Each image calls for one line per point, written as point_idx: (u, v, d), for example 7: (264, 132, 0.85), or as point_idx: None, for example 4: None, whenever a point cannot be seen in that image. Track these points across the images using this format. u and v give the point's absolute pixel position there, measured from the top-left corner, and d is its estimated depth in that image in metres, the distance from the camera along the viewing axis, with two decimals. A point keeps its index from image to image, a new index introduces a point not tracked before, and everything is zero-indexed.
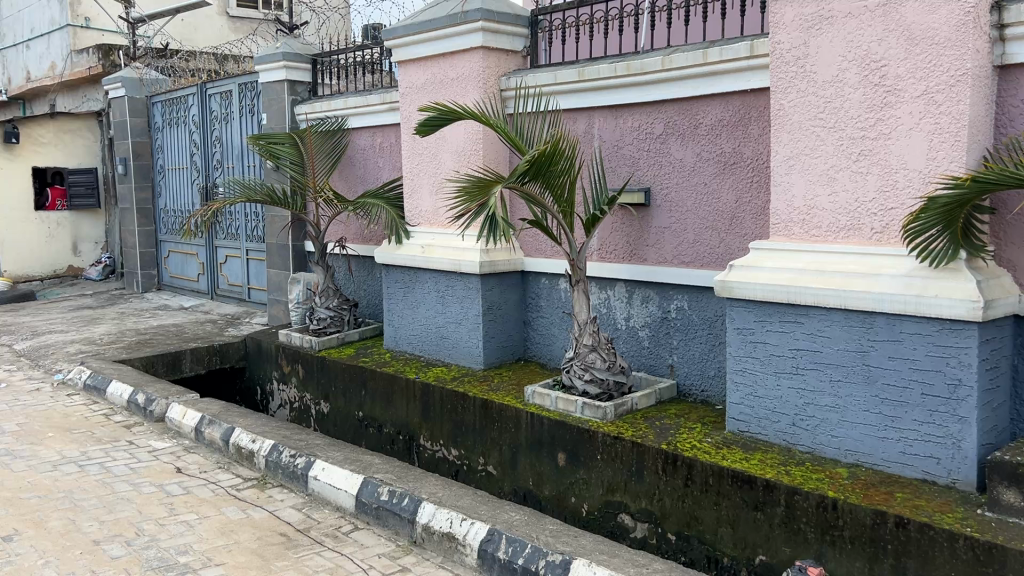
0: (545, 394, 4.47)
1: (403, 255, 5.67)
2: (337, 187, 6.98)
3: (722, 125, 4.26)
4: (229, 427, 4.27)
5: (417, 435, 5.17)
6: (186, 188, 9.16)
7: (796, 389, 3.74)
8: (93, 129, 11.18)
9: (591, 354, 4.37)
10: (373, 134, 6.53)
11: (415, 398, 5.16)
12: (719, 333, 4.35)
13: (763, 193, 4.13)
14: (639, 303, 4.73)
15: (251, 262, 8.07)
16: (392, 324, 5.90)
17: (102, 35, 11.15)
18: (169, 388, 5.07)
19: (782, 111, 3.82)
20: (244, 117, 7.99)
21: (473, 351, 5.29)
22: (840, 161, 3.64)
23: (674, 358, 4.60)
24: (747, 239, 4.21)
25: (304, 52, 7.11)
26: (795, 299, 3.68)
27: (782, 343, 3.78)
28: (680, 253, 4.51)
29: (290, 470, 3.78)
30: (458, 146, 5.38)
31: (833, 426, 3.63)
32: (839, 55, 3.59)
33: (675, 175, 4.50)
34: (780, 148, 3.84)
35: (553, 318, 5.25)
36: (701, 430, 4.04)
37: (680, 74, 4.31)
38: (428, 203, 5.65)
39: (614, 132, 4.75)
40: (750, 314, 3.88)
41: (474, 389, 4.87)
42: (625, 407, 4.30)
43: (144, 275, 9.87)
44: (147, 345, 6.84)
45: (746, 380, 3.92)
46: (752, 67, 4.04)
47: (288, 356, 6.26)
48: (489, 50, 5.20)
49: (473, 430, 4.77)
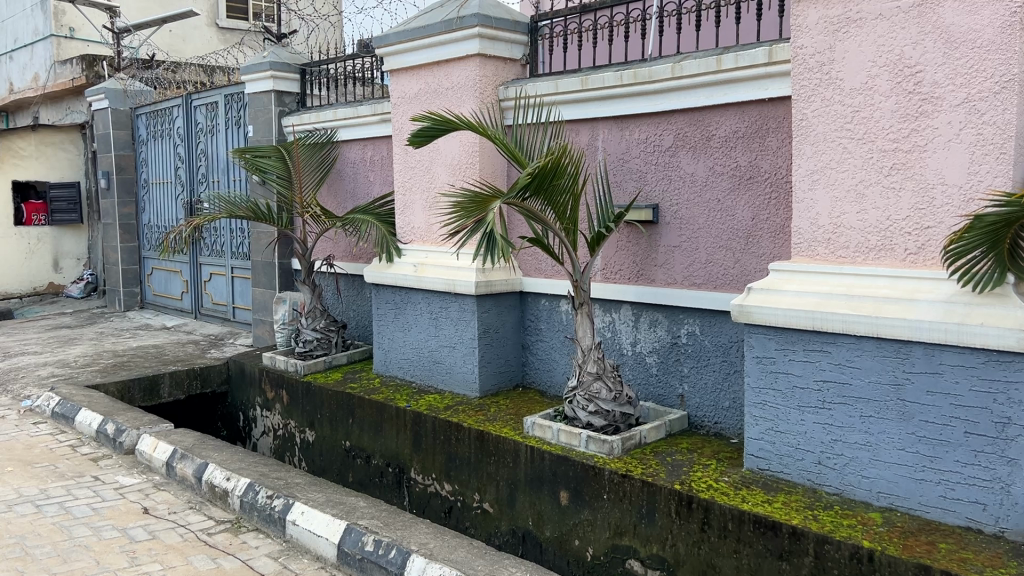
0: (547, 427, 4.14)
1: (394, 274, 5.34)
2: (325, 203, 6.65)
3: (737, 137, 3.96)
4: (202, 463, 3.92)
5: (407, 468, 4.83)
6: (170, 204, 8.83)
7: (822, 425, 3.42)
8: (77, 142, 10.85)
9: (596, 383, 4.06)
10: (363, 146, 6.23)
11: (406, 429, 4.82)
12: (734, 360, 4.03)
13: (782, 209, 3.83)
14: (647, 326, 4.41)
15: (236, 280, 7.74)
16: (382, 347, 5.57)
17: (87, 46, 10.86)
18: (140, 417, 4.72)
19: (805, 121, 3.51)
20: (229, 129, 7.68)
21: (468, 378, 4.96)
22: (870, 176, 3.33)
23: (684, 387, 4.27)
24: (765, 259, 3.90)
25: (292, 61, 6.80)
26: (821, 326, 3.36)
27: (806, 374, 3.46)
28: (690, 274, 4.19)
29: (266, 513, 3.44)
30: (452, 158, 5.07)
31: (864, 466, 3.31)
32: (868, 60, 3.29)
33: (685, 191, 4.19)
34: (804, 162, 3.53)
35: (554, 342, 4.92)
36: (717, 468, 3.71)
37: (692, 82, 4.02)
38: (421, 219, 5.33)
39: (620, 144, 4.45)
40: (771, 341, 3.56)
41: (469, 419, 4.53)
42: (634, 441, 3.97)
43: (126, 293, 9.51)
44: (124, 367, 6.49)
45: (766, 414, 3.59)
46: (770, 73, 3.74)
47: (272, 380, 5.93)
48: (486, 58, 4.89)
49: (467, 464, 4.43)
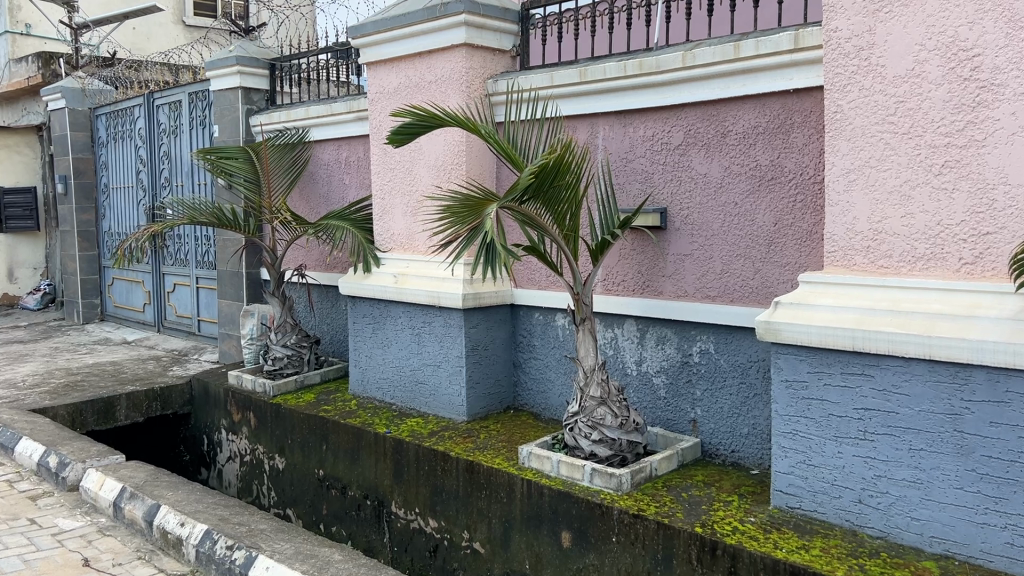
0: (545, 458, 3.69)
1: (372, 285, 4.88)
2: (296, 208, 6.16)
3: (757, 134, 3.55)
4: (154, 504, 3.43)
5: (388, 501, 4.37)
6: (132, 209, 8.29)
7: (863, 459, 3.00)
8: (33, 144, 10.26)
9: (599, 408, 3.62)
10: (338, 147, 5.76)
11: (386, 458, 4.36)
12: (754, 383, 3.62)
13: (810, 213, 3.41)
14: (653, 343, 3.98)
15: (201, 291, 7.22)
16: (358, 365, 5.10)
17: (45, 43, 10.28)
18: (87, 448, 4.21)
19: (839, 114, 3.10)
20: (194, 130, 7.16)
21: (454, 401, 4.50)
22: (917, 175, 2.92)
23: (697, 412, 3.84)
24: (789, 269, 3.49)
25: (260, 56, 6.32)
26: (862, 346, 2.95)
27: (844, 401, 3.04)
28: (704, 286, 3.77)
29: (225, 568, 2.96)
30: (435, 158, 4.62)
31: (913, 507, 2.90)
32: (915, 44, 2.89)
33: (698, 194, 3.77)
34: (838, 160, 3.12)
35: (549, 360, 4.48)
36: (740, 506, 3.30)
37: (705, 73, 3.60)
38: (401, 224, 4.87)
39: (623, 142, 4.02)
40: (803, 363, 3.14)
41: (456, 447, 4.07)
42: (644, 473, 3.53)
43: (85, 305, 8.94)
44: (76, 388, 5.95)
45: (797, 446, 3.17)
46: (794, 61, 3.34)
47: (238, 402, 5.45)
48: (473, 49, 4.45)
49: (455, 498, 3.98)
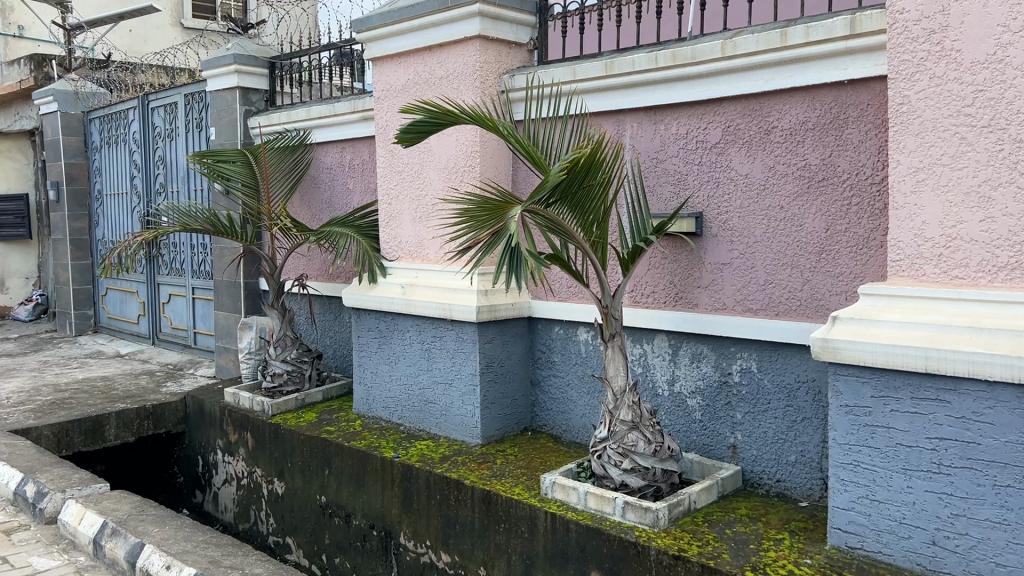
0: (571, 488, 3.34)
1: (378, 296, 4.54)
2: (297, 214, 5.83)
3: (806, 130, 3.21)
4: (137, 542, 3.08)
5: (396, 532, 4.02)
6: (126, 216, 7.95)
7: (937, 495, 2.65)
8: (26, 150, 9.92)
9: (631, 434, 3.27)
10: (341, 149, 5.42)
11: (394, 485, 4.00)
12: (802, 406, 3.28)
13: (867, 218, 3.08)
14: (687, 361, 3.63)
15: (197, 301, 6.88)
16: (363, 383, 4.75)
17: (38, 46, 9.99)
18: (69, 475, 3.86)
19: (906, 105, 2.75)
20: (190, 133, 6.83)
21: (468, 422, 4.15)
22: (998, 174, 2.58)
23: (736, 437, 3.50)
24: (843, 280, 3.14)
25: (260, 54, 5.99)
26: (936, 368, 2.60)
27: (915, 430, 2.69)
28: (745, 298, 3.42)
29: None
30: (447, 159, 4.28)
31: (998, 551, 2.55)
32: (996, 26, 2.55)
33: (738, 196, 3.42)
34: (904, 157, 2.77)
35: (570, 379, 4.14)
36: (792, 546, 2.94)
37: (747, 63, 3.26)
38: (410, 232, 4.53)
39: (653, 140, 3.68)
40: (866, 386, 2.79)
41: (471, 475, 3.72)
42: (682, 507, 3.17)
43: (78, 316, 8.59)
44: (63, 406, 5.59)
45: (859, 479, 2.82)
46: (849, 49, 3.00)
47: (235, 422, 5.10)
48: (487, 41, 4.11)
49: (470, 531, 3.62)
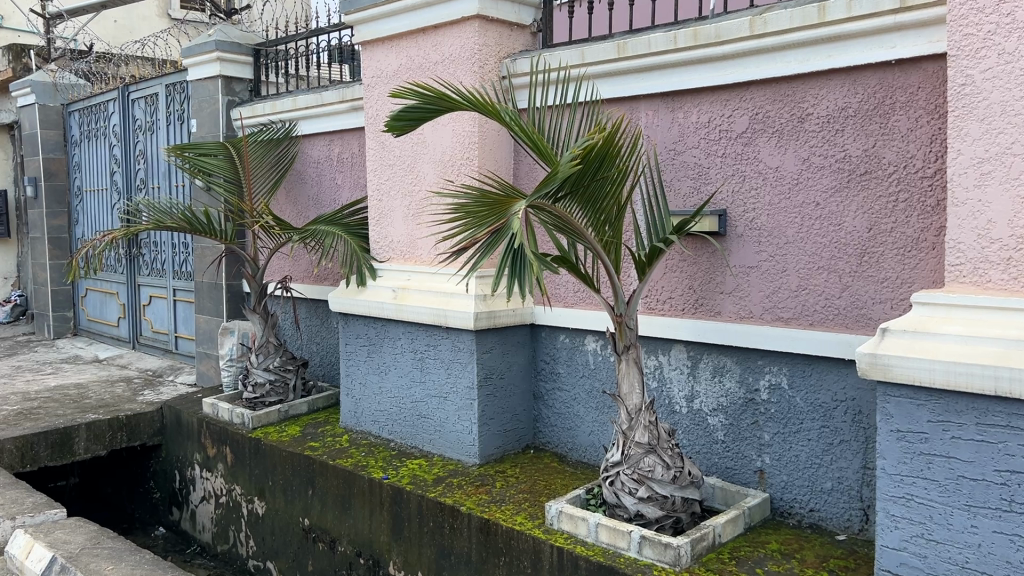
0: (580, 519, 2.97)
1: (367, 300, 4.17)
2: (282, 212, 5.46)
3: (846, 117, 2.85)
4: None
5: (384, 561, 3.66)
6: (106, 213, 7.58)
7: (1007, 536, 2.29)
8: (5, 145, 9.49)
9: (647, 458, 2.91)
10: (329, 142, 5.05)
11: (382, 509, 3.63)
12: (840, 428, 2.92)
13: (916, 217, 2.72)
14: (708, 376, 3.27)
15: (179, 304, 6.50)
16: (351, 394, 4.38)
17: (18, 36, 9.62)
18: (22, 498, 3.48)
19: (971, 87, 2.39)
20: (171, 126, 6.46)
21: (464, 441, 3.79)
22: None
23: (764, 460, 3.14)
24: (888, 286, 2.79)
25: (243, 41, 5.61)
26: (1007, 390, 2.24)
27: (981, 460, 2.32)
28: (774, 305, 3.06)
29: None
30: (442, 151, 3.91)
31: None
32: None
33: (766, 191, 3.06)
34: (967, 146, 2.41)
35: (577, 393, 3.77)
36: None
37: (778, 42, 2.89)
38: (401, 230, 4.16)
39: (671, 129, 3.32)
40: (921, 410, 2.43)
41: (468, 500, 3.36)
42: (706, 543, 2.80)
43: (55, 318, 8.20)
44: (30, 416, 5.20)
45: (913, 515, 2.46)
46: (899, 25, 2.63)
47: (214, 435, 4.72)
48: (487, 21, 3.75)
49: (466, 563, 3.26)
